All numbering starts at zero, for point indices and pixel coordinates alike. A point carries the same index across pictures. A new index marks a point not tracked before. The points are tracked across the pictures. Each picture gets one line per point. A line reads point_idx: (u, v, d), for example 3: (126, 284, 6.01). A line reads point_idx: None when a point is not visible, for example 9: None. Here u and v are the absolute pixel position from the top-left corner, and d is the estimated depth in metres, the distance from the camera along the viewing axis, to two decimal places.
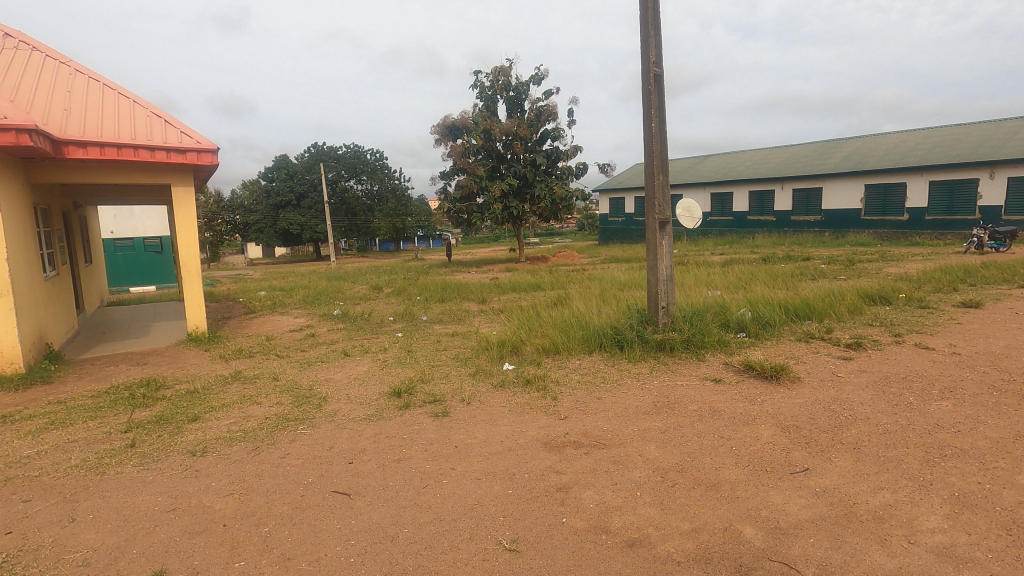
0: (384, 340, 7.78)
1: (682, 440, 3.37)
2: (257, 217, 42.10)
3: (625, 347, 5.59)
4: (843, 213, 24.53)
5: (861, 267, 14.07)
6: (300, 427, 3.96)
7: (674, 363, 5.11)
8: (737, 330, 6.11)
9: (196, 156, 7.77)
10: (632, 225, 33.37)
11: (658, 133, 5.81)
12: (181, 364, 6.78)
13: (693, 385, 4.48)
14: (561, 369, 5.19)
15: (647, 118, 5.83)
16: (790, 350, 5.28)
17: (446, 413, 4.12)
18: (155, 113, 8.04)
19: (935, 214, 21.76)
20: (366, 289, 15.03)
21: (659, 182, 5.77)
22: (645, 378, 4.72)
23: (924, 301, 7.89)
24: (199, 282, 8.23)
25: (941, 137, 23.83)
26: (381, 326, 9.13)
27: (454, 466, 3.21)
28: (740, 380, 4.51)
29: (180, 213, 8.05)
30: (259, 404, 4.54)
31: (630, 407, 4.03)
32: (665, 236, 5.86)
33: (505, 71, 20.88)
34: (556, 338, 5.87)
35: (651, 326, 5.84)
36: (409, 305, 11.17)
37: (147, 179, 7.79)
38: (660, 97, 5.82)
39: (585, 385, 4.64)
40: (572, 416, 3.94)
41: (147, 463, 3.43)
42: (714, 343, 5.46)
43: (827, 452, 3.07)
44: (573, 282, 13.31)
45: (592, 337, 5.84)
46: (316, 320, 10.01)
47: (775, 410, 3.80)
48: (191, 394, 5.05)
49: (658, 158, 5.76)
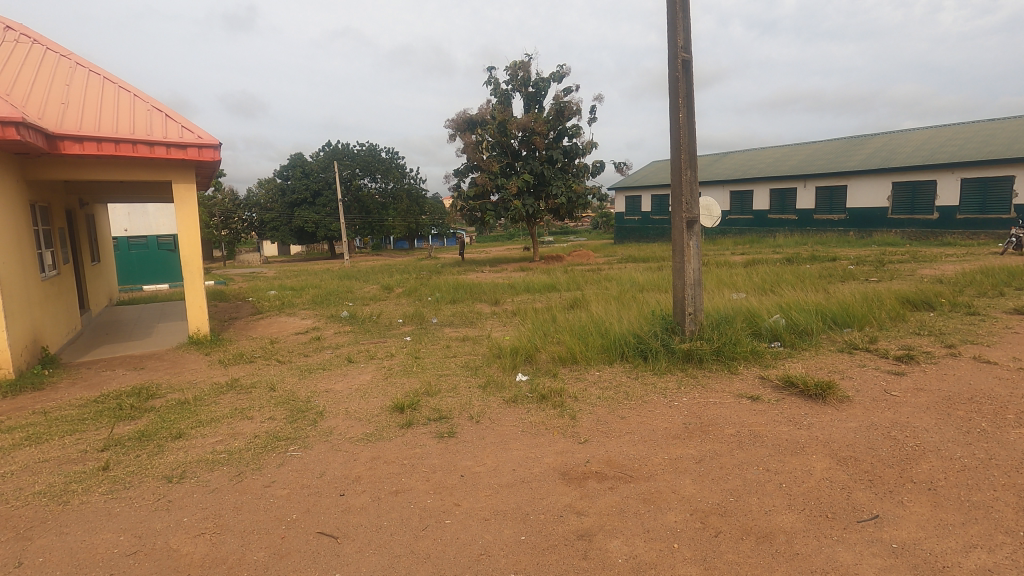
0: (391, 344, 7.41)
1: (723, 475, 2.93)
2: (273, 216, 42.32)
3: (650, 358, 5.12)
4: (869, 212, 23.70)
5: (892, 269, 13.42)
6: (291, 448, 3.58)
7: (704, 376, 4.65)
8: (771, 340, 5.62)
9: (198, 152, 7.46)
10: (649, 223, 32.75)
11: (687, 123, 5.33)
12: (179, 369, 6.48)
13: (729, 403, 4.02)
14: (579, 382, 4.74)
15: (674, 108, 5.37)
16: (833, 363, 4.77)
17: (452, 434, 3.71)
18: (155, 107, 7.73)
19: (966, 213, 20.93)
20: (376, 288, 14.69)
21: (687, 178, 5.31)
22: (673, 395, 4.26)
23: (971, 307, 7.31)
24: (201, 284, 7.93)
25: (974, 133, 22.87)
26: (389, 329, 8.75)
27: (459, 502, 2.80)
28: (781, 399, 4.03)
29: (182, 212, 7.74)
30: (250, 420, 4.18)
31: (659, 429, 3.60)
32: (693, 236, 5.38)
33: (523, 66, 20.46)
34: (573, 346, 5.43)
35: (676, 334, 5.37)
36: (420, 307, 10.82)
37: (148, 176, 7.49)
38: (689, 85, 5.33)
39: (606, 402, 4.20)
40: (594, 440, 3.51)
41: (117, 491, 3.06)
42: (747, 354, 4.98)
43: (896, 494, 2.61)
44: (590, 283, 12.86)
45: (612, 346, 5.38)
46: (323, 322, 9.66)
47: (827, 437, 3.33)
48: (182, 406, 4.71)
49: (686, 153, 5.30)
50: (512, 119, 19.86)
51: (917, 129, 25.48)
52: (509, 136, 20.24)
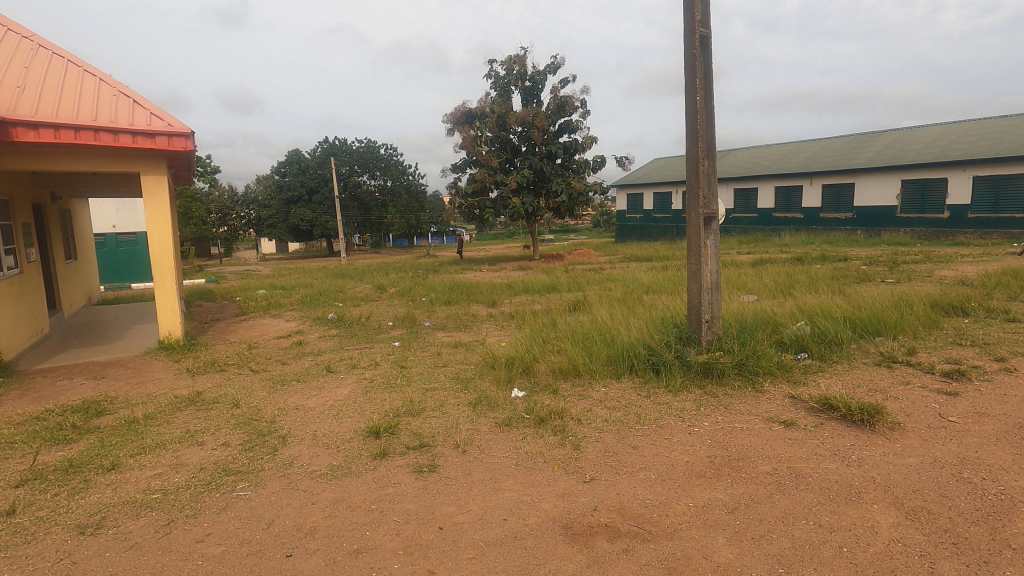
0: (378, 351, 6.84)
1: (766, 533, 2.34)
2: (269, 212, 41.78)
3: (663, 372, 4.51)
4: (876, 211, 23.12)
5: (908, 269, 12.85)
6: (240, 487, 2.99)
7: (725, 395, 4.07)
8: (796, 351, 5.03)
9: (167, 141, 6.84)
10: (651, 221, 32.16)
11: (705, 107, 4.74)
12: (142, 378, 5.90)
13: (759, 431, 3.44)
14: (583, 401, 4.16)
15: (691, 90, 4.76)
16: (871, 380, 4.19)
17: (433, 468, 3.13)
18: (123, 91, 7.10)
19: (978, 211, 20.38)
20: (369, 289, 14.10)
21: (705, 170, 4.73)
22: (693, 419, 3.69)
23: (1008, 313, 6.73)
24: (173, 284, 7.31)
25: (985, 129, 22.27)
26: (377, 333, 8.18)
27: (434, 569, 2.23)
28: (819, 425, 3.45)
29: (151, 206, 7.12)
30: (200, 446, 3.59)
31: (680, 465, 3.01)
32: (711, 234, 4.81)
33: (519, 60, 19.88)
34: (576, 357, 4.85)
35: (692, 345, 4.78)
36: (412, 308, 10.26)
37: (114, 167, 6.88)
38: (707, 64, 4.74)
39: (616, 427, 3.62)
40: (602, 479, 2.92)
41: (13, 547, 2.47)
42: (773, 369, 4.40)
43: (994, 567, 2.03)
44: (592, 283, 12.31)
45: (619, 358, 4.79)
46: (308, 325, 9.08)
47: (886, 477, 2.75)
48: (129, 427, 4.13)
49: (703, 141, 4.72)
50: (511, 113, 19.27)
51: (928, 126, 24.87)
52: (509, 131, 19.66)
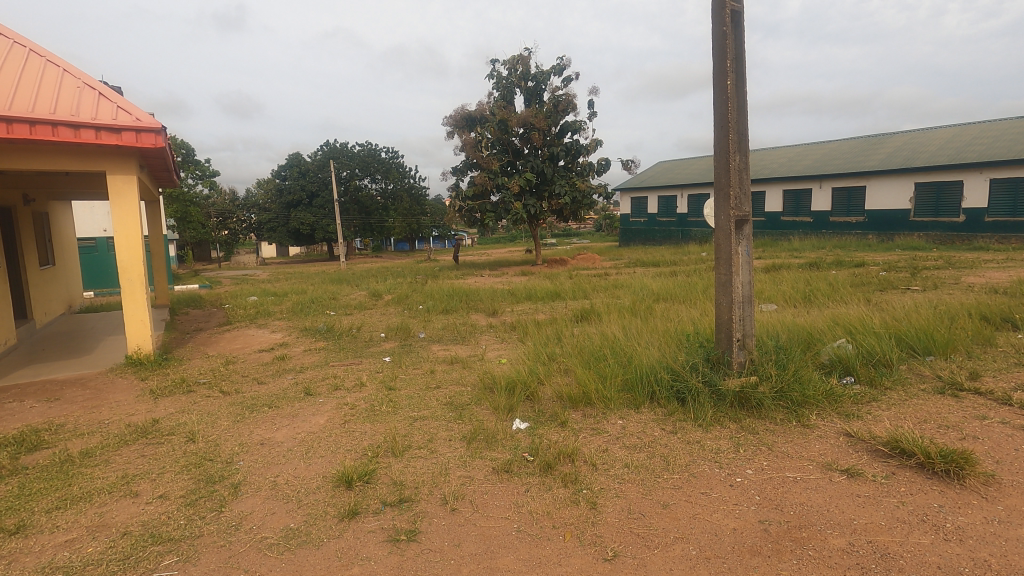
0: (365, 369, 6.21)
1: None
2: (269, 216, 41.28)
3: (690, 402, 3.87)
4: (888, 215, 22.46)
5: (931, 276, 12.18)
6: (165, 564, 2.34)
7: (768, 433, 3.42)
8: (840, 374, 4.38)
9: (135, 137, 6.22)
10: (655, 225, 31.50)
11: (738, 94, 4.11)
12: (99, 401, 5.26)
13: (818, 484, 2.79)
14: (598, 439, 3.51)
15: (721, 74, 4.13)
16: (940, 414, 3.52)
17: (414, 535, 2.49)
18: (88, 83, 6.49)
19: (996, 215, 19.72)
20: (364, 295, 13.49)
21: (736, 165, 4.11)
22: (733, 465, 3.04)
23: None
24: (143, 294, 6.68)
25: (1002, 130, 21.61)
26: (367, 346, 7.55)
27: None
28: (891, 476, 2.81)
29: (119, 208, 6.51)
30: (133, 499, 2.95)
31: (727, 538, 2.36)
32: (742, 240, 4.18)
33: (522, 60, 19.31)
34: (586, 382, 4.22)
35: (722, 369, 4.14)
36: (407, 318, 9.64)
37: (77, 165, 6.27)
38: (738, 43, 4.12)
39: (641, 476, 2.97)
40: (628, 556, 2.28)
41: None
42: (820, 398, 3.76)
43: None
44: (598, 290, 11.68)
45: (637, 383, 4.13)
46: (294, 336, 8.43)
47: (1003, 562, 2.09)
48: (58, 467, 3.48)
49: (734, 131, 4.10)
50: (513, 115, 18.67)
51: (941, 127, 24.22)
52: (511, 133, 19.06)
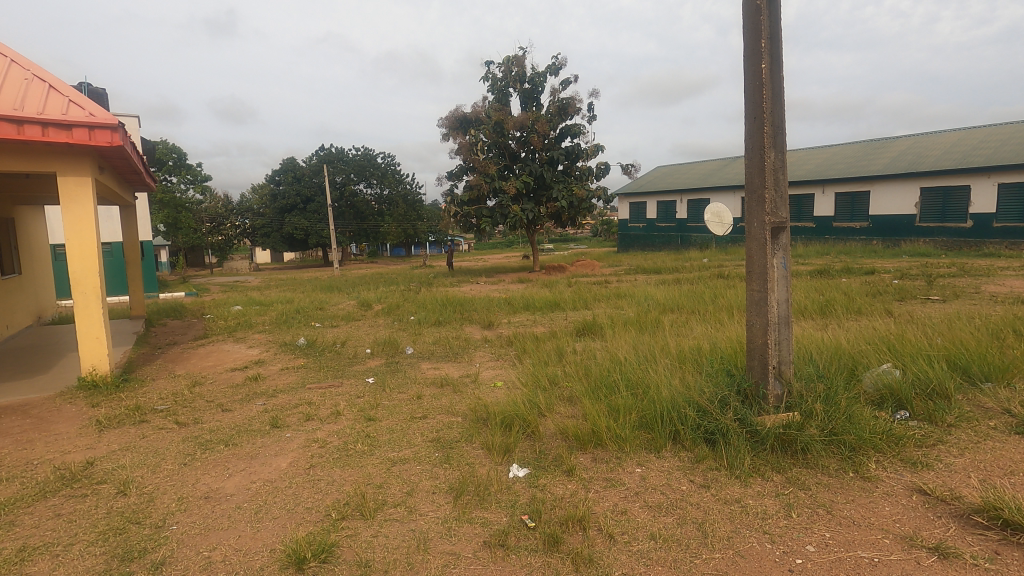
0: (345, 393, 5.55)
1: None
2: (263, 221, 40.57)
3: (721, 445, 3.23)
4: (894, 220, 21.93)
5: (947, 284, 11.60)
6: None
7: (823, 490, 2.78)
8: (893, 408, 3.74)
9: (87, 134, 5.58)
10: (654, 231, 30.93)
11: (773, 80, 3.50)
12: (35, 434, 4.58)
13: (903, 571, 2.15)
14: (613, 497, 2.87)
15: (753, 55, 3.52)
16: None
17: None
18: (38, 75, 5.85)
19: (1004, 220, 19.21)
20: (353, 305, 12.82)
21: (771, 163, 3.50)
22: (789, 539, 2.40)
23: None
24: (98, 309, 6.02)
25: (1009, 134, 21.12)
26: (351, 365, 6.89)
27: None
28: (995, 558, 2.18)
29: (70, 213, 5.85)
30: None
31: None
32: (778, 252, 3.56)
33: (519, 61, 18.75)
34: (597, 418, 3.57)
35: (756, 403, 3.51)
36: (397, 331, 8.99)
37: (23, 167, 5.61)
38: (774, 18, 3.50)
39: (671, 557, 2.33)
40: None
41: None
42: (880, 442, 3.12)
43: None
44: (600, 300, 11.07)
45: (656, 420, 3.50)
46: (271, 353, 7.75)
47: None
48: None
49: (769, 122, 3.49)
50: (510, 118, 18.09)
51: (945, 131, 23.74)
52: (507, 136, 18.46)
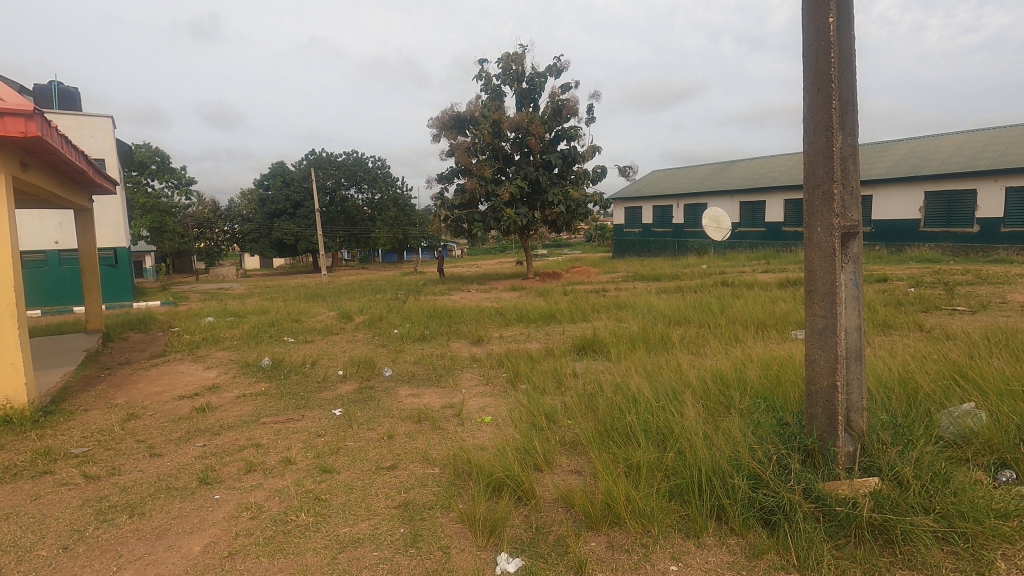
0: (303, 431, 4.62)
1: None
2: (251, 226, 39.53)
3: (784, 529, 2.37)
4: (897, 224, 21.27)
5: (968, 294, 10.84)
6: None
7: None
8: (995, 467, 2.87)
9: None
10: (651, 236, 30.15)
11: (843, 39, 2.66)
12: None
13: None
14: None
15: (820, 7, 2.67)
16: None
17: None
18: None
19: (1012, 225, 18.56)
20: (333, 317, 11.88)
21: (840, 149, 2.67)
22: None
23: None
24: (12, 328, 5.08)
25: (1015, 137, 20.52)
26: (318, 392, 5.96)
27: None
28: None
29: None
30: None
31: None
32: (848, 266, 2.71)
33: (517, 58, 17.92)
34: (613, 483, 2.71)
35: (823, 465, 2.65)
36: (377, 348, 8.09)
37: None
38: None
39: None
40: None
41: None
42: (1008, 530, 2.25)
43: None
44: (599, 311, 10.25)
45: (692, 488, 2.65)
46: (230, 376, 6.80)
47: None
48: None
49: (838, 95, 2.66)
50: (506, 118, 17.25)
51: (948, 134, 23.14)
52: (501, 138, 17.63)
